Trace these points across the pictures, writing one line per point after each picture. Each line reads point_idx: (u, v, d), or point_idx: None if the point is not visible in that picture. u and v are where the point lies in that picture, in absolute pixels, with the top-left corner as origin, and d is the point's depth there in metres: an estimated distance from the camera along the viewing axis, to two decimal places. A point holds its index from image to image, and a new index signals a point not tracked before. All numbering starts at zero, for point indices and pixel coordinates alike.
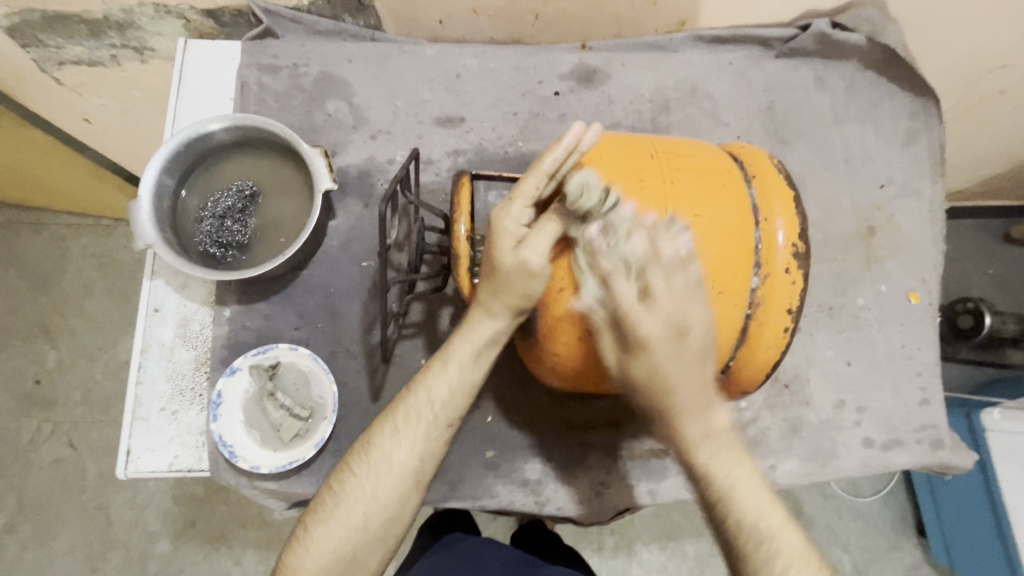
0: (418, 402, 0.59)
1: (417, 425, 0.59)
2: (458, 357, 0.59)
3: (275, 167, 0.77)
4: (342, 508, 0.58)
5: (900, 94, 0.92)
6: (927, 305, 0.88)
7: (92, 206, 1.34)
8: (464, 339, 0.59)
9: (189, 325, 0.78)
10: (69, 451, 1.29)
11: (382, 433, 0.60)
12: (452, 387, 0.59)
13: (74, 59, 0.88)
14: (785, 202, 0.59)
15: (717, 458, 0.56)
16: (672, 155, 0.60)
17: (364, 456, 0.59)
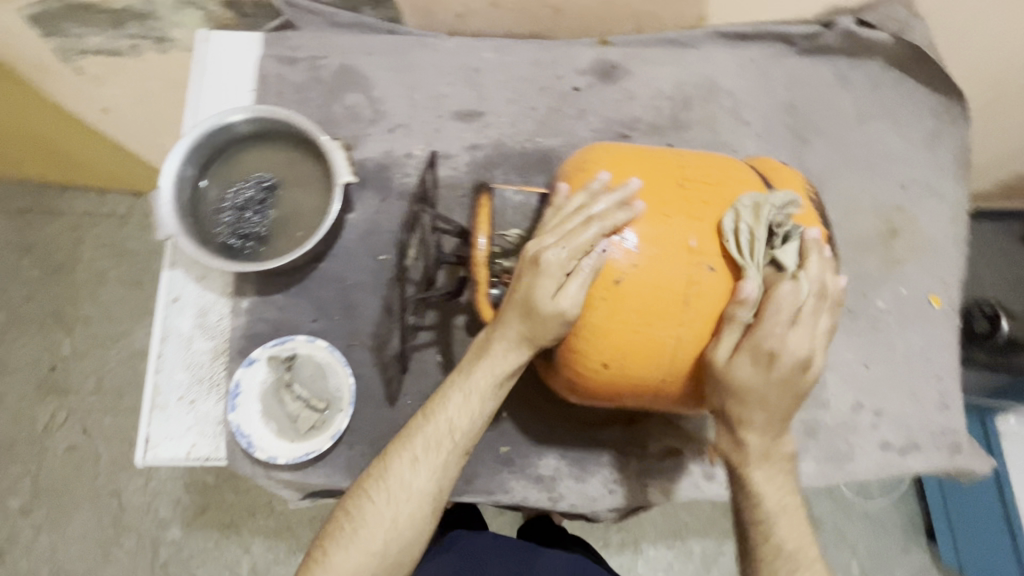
0: (437, 430, 0.59)
1: (436, 453, 0.59)
2: (475, 383, 0.59)
3: (293, 159, 0.77)
4: (360, 535, 0.57)
5: (925, 93, 0.91)
6: (948, 308, 0.87)
7: (110, 181, 1.37)
8: (482, 367, 0.59)
9: (207, 316, 0.78)
10: (83, 437, 1.30)
11: (400, 460, 0.59)
12: (472, 416, 0.59)
13: (95, 49, 0.89)
14: (816, 231, 0.59)
15: (771, 478, 0.57)
16: (702, 175, 0.60)
17: (381, 482, 0.59)
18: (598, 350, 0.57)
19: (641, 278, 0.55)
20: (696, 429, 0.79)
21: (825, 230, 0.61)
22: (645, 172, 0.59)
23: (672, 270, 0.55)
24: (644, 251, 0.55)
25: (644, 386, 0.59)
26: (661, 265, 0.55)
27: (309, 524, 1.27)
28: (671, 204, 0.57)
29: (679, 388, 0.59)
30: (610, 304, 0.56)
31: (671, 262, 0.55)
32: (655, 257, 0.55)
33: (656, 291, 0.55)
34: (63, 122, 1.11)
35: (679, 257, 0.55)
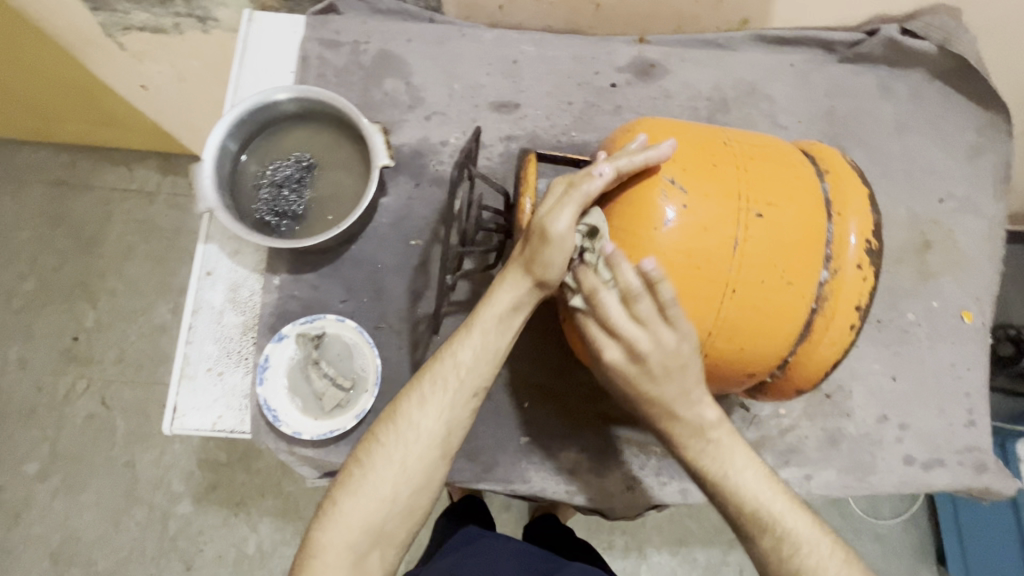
0: (443, 368, 0.59)
1: (443, 391, 0.59)
2: (485, 320, 0.59)
3: (332, 142, 0.78)
4: (371, 481, 0.58)
5: (967, 106, 0.90)
6: (980, 325, 0.86)
7: (139, 143, 1.39)
8: (490, 304, 0.59)
9: (239, 290, 0.79)
10: (101, 407, 1.33)
11: (408, 401, 0.59)
12: (478, 352, 0.59)
13: (139, 26, 0.91)
14: (860, 198, 0.58)
15: (707, 452, 0.57)
16: (741, 146, 0.59)
17: (391, 427, 0.59)
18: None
19: (677, 250, 0.54)
20: None
21: (870, 195, 0.60)
22: (680, 142, 0.58)
23: (712, 228, 0.54)
24: (684, 223, 0.54)
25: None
26: (701, 237, 0.54)
27: (316, 507, 1.28)
28: (711, 175, 0.56)
29: (722, 353, 0.58)
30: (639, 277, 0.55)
31: (711, 220, 0.54)
32: (691, 232, 0.54)
33: (698, 250, 0.54)
34: (114, 97, 1.14)
35: (720, 229, 0.54)
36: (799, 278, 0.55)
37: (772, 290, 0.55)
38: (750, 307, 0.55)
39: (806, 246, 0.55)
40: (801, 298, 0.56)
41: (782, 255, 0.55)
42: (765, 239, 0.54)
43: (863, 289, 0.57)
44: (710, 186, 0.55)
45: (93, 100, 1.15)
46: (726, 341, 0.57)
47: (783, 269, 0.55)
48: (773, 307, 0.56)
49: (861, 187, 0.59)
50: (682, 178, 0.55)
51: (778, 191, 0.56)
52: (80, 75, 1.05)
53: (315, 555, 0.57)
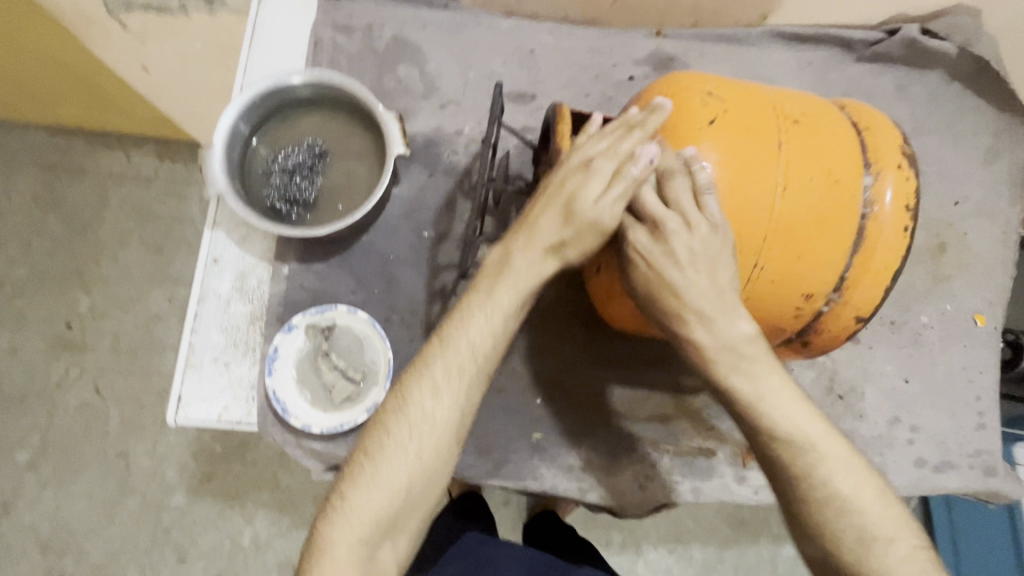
0: (459, 354, 0.55)
1: (459, 379, 0.55)
2: (498, 300, 0.55)
3: (345, 128, 0.76)
4: (383, 474, 0.55)
5: (984, 108, 0.89)
6: (992, 329, 0.86)
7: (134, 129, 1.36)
8: (505, 285, 0.55)
9: (246, 279, 0.77)
10: (94, 396, 1.30)
11: (420, 390, 0.56)
12: (496, 336, 0.56)
13: (143, 5, 0.88)
14: (883, 129, 0.60)
15: (740, 368, 0.53)
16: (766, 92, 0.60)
17: (401, 417, 0.56)
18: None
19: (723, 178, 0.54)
20: (730, 429, 0.78)
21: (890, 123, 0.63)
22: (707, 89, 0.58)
23: (750, 169, 0.54)
24: (723, 166, 0.54)
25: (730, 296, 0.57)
26: (745, 163, 0.54)
27: (314, 500, 1.26)
28: (744, 104, 0.57)
29: (769, 293, 0.57)
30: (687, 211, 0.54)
31: (749, 161, 0.54)
32: (730, 174, 0.54)
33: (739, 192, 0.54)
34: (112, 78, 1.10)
35: (762, 153, 0.55)
36: (844, 191, 0.56)
37: (821, 205, 0.55)
38: (792, 243, 0.55)
39: (845, 161, 0.56)
40: (850, 209, 0.56)
41: (822, 183, 0.55)
42: (807, 157, 0.55)
43: (908, 190, 0.58)
44: (743, 127, 0.55)
45: (91, 81, 1.12)
46: (778, 262, 0.56)
47: (828, 184, 0.55)
48: (823, 223, 0.55)
49: (882, 121, 0.61)
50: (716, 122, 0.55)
51: (808, 116, 0.58)
52: (78, 54, 1.02)
53: (326, 552, 0.54)
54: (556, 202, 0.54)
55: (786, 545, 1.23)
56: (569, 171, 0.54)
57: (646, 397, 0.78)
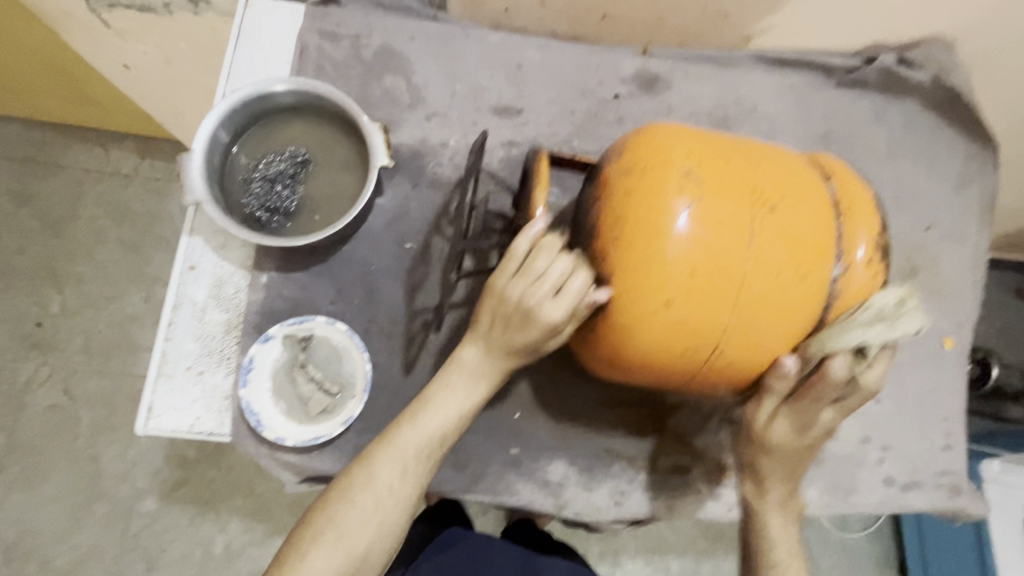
0: (425, 436, 0.60)
1: (424, 459, 0.60)
2: (472, 397, 0.63)
3: (330, 137, 0.76)
4: (344, 538, 0.57)
5: (957, 137, 0.92)
6: (959, 351, 0.88)
7: (112, 125, 1.33)
8: (481, 385, 0.63)
9: (224, 287, 0.76)
10: (64, 397, 1.26)
11: (387, 463, 0.59)
12: (455, 427, 0.62)
13: (126, 3, 0.86)
14: (863, 198, 0.60)
15: (780, 504, 0.66)
16: (750, 148, 0.60)
17: (365, 486, 0.58)
18: (636, 319, 0.56)
19: (692, 251, 0.54)
20: (706, 447, 0.79)
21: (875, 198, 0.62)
22: (691, 144, 0.58)
23: (723, 230, 0.55)
24: (696, 227, 0.54)
25: (689, 361, 0.58)
26: (718, 237, 0.55)
27: (290, 508, 1.24)
28: (725, 174, 0.57)
29: (733, 353, 0.58)
30: (654, 276, 0.55)
31: (722, 223, 0.55)
32: (704, 234, 0.54)
33: (710, 253, 0.54)
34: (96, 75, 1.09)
35: (735, 227, 0.55)
36: (813, 276, 0.56)
37: (788, 286, 0.55)
38: (761, 306, 0.56)
39: (819, 243, 0.56)
40: (816, 294, 0.57)
41: (795, 249, 0.56)
42: (780, 237, 0.55)
43: (874, 280, 0.58)
44: (720, 189, 0.56)
45: (72, 77, 1.10)
46: (746, 325, 0.56)
47: (798, 267, 0.55)
48: (788, 305, 0.56)
49: (865, 190, 0.61)
50: (695, 182, 0.55)
51: (789, 180, 0.58)
52: (61, 50, 1.01)
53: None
54: (520, 345, 0.60)
55: None
56: (530, 317, 0.58)
57: (624, 413, 0.79)
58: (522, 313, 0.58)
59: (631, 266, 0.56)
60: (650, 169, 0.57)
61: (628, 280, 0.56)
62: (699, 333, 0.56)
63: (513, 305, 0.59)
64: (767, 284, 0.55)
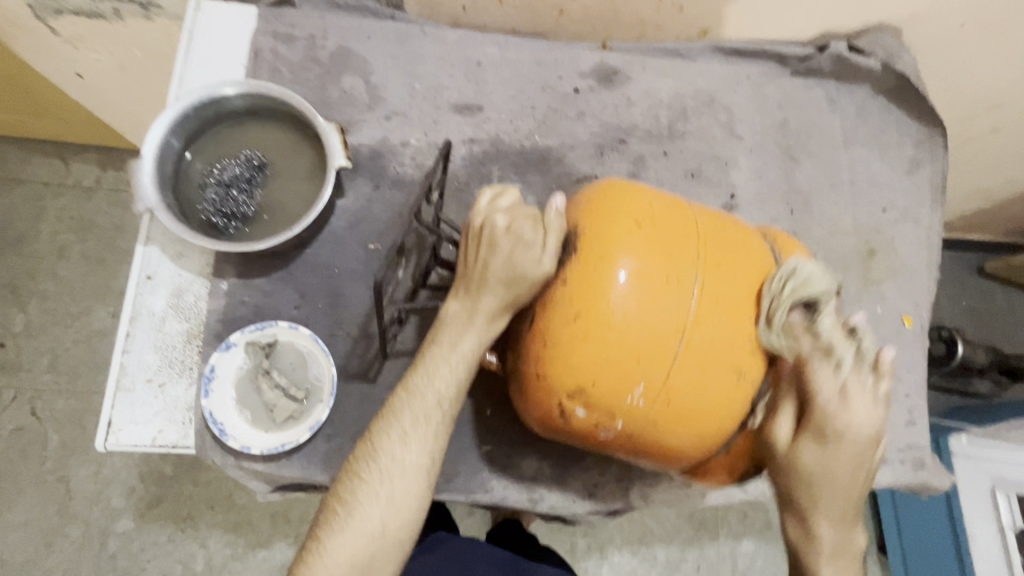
0: (424, 403, 0.59)
1: (425, 424, 0.59)
2: (461, 350, 0.60)
3: (286, 139, 0.75)
4: (357, 517, 0.56)
5: (908, 121, 0.95)
6: (919, 329, 0.90)
7: (66, 135, 1.29)
8: (468, 334, 0.60)
9: (183, 296, 0.75)
10: (30, 419, 1.23)
11: (389, 436, 0.58)
12: (459, 384, 0.60)
13: (73, 10, 0.84)
14: None
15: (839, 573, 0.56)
16: (704, 216, 0.61)
17: (372, 461, 0.58)
18: (577, 380, 0.55)
19: (634, 306, 0.54)
20: None
21: None
22: (644, 205, 0.58)
23: (663, 297, 0.55)
24: (637, 289, 0.54)
25: (622, 418, 0.57)
26: (659, 298, 0.54)
27: (271, 519, 1.22)
28: (671, 236, 0.57)
29: (667, 417, 0.57)
30: (595, 337, 0.54)
31: (662, 289, 0.55)
32: (643, 295, 0.54)
33: (650, 317, 0.54)
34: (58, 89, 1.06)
35: (679, 285, 0.55)
36: (747, 345, 0.57)
37: (729, 349, 0.56)
38: (697, 372, 0.56)
39: (755, 312, 0.58)
40: (753, 363, 0.58)
41: (732, 322, 0.56)
42: (721, 301, 0.56)
43: None
44: (663, 255, 0.56)
45: (30, 91, 1.07)
46: (682, 390, 0.56)
47: (737, 333, 0.57)
48: (722, 373, 0.56)
49: None
50: (639, 247, 0.55)
51: (731, 250, 0.59)
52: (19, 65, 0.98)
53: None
54: (494, 269, 0.58)
55: (744, 543, 1.26)
56: (494, 240, 0.59)
57: None
58: (486, 238, 0.59)
59: (572, 326, 0.55)
60: (598, 229, 0.56)
61: (568, 339, 0.55)
62: (637, 396, 0.55)
63: (479, 249, 0.60)
64: (704, 353, 0.56)
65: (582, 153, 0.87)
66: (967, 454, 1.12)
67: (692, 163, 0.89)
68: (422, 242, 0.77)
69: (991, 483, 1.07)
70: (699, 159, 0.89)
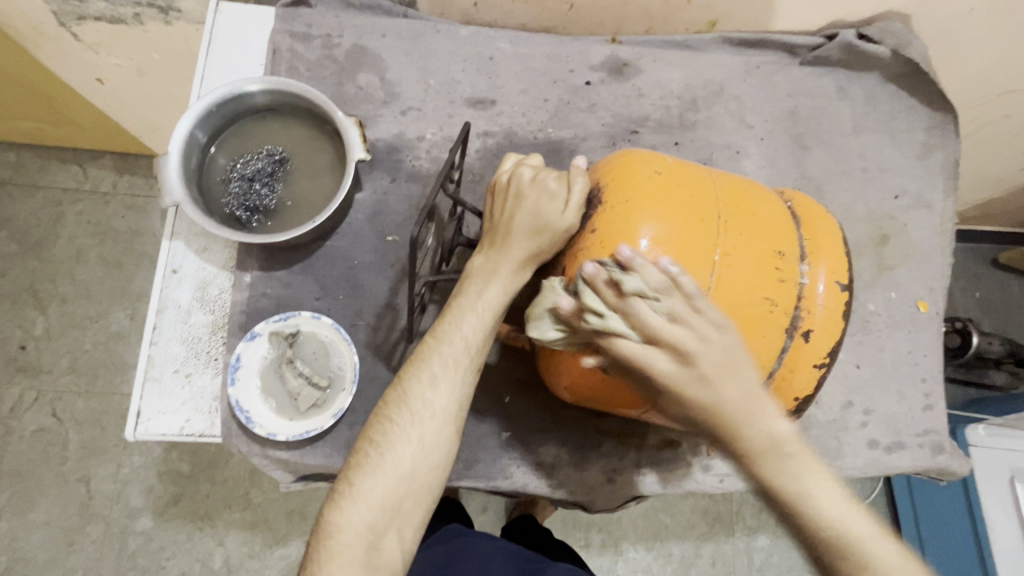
0: (453, 349, 0.60)
1: (454, 370, 0.60)
2: (487, 300, 0.61)
3: (307, 136, 0.77)
4: (388, 459, 0.57)
5: (919, 107, 0.95)
6: (933, 314, 0.90)
7: (85, 141, 1.32)
8: (493, 284, 0.62)
9: (207, 289, 0.77)
10: (52, 420, 1.25)
11: (419, 380, 0.60)
12: (485, 331, 0.61)
13: (96, 15, 0.86)
14: (832, 240, 0.63)
15: (787, 464, 0.49)
16: (724, 180, 0.62)
17: (402, 405, 0.59)
18: None
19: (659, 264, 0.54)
20: None
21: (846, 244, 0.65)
22: (662, 168, 0.59)
23: (686, 251, 0.55)
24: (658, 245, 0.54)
25: None
26: (682, 252, 0.55)
27: (288, 516, 1.23)
28: (691, 183, 0.59)
29: None
30: None
31: (685, 243, 0.55)
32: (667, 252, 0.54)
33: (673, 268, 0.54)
34: (83, 96, 1.09)
35: (702, 240, 0.56)
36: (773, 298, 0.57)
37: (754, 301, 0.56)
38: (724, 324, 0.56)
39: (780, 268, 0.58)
40: (785, 298, 0.58)
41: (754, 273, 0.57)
42: (746, 240, 0.57)
43: (841, 266, 0.62)
44: (683, 214, 0.56)
45: (57, 99, 1.10)
46: None
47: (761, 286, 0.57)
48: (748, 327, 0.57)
49: (832, 229, 0.64)
50: (662, 206, 0.56)
51: (751, 207, 0.60)
52: (46, 74, 1.01)
53: (332, 537, 0.55)
54: (519, 222, 0.61)
55: (760, 538, 1.26)
56: (521, 193, 0.62)
57: None
58: (513, 192, 0.62)
59: None
60: (616, 190, 0.58)
61: None
62: None
63: (507, 206, 0.63)
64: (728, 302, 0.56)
65: (594, 145, 0.88)
66: (986, 445, 1.11)
67: (703, 153, 0.90)
68: (441, 232, 0.79)
69: (1011, 474, 1.06)
70: (710, 150, 0.90)
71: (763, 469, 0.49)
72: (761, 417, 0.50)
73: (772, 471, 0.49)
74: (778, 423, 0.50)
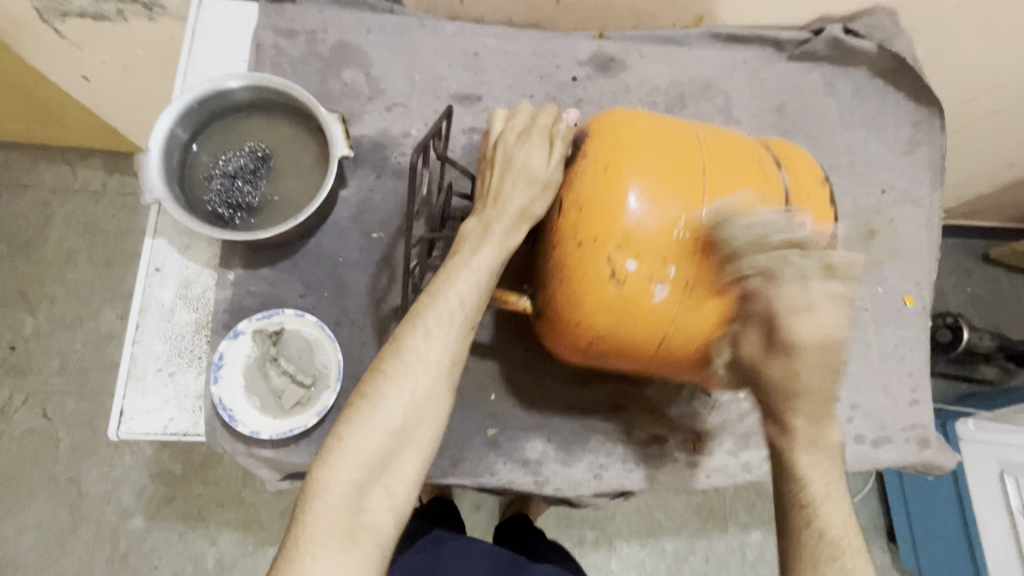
0: (449, 303, 0.57)
1: (450, 326, 0.57)
2: (484, 253, 0.59)
3: (289, 132, 0.76)
4: (379, 417, 0.54)
5: (905, 103, 0.95)
6: (921, 309, 0.91)
7: (72, 140, 1.31)
8: (487, 240, 0.60)
9: (191, 287, 0.76)
10: (42, 420, 1.24)
11: (413, 335, 0.56)
12: (482, 285, 0.59)
13: (78, 12, 0.85)
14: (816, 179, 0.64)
15: (812, 469, 0.53)
16: (705, 132, 0.63)
17: (396, 359, 0.56)
18: (599, 290, 0.58)
19: (645, 217, 0.56)
20: (681, 416, 0.81)
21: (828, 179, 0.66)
22: (642, 126, 0.61)
23: (671, 204, 0.57)
24: (644, 200, 0.56)
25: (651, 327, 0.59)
26: (667, 204, 0.56)
27: (280, 516, 1.23)
28: (672, 138, 0.60)
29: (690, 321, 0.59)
30: (606, 247, 0.57)
31: (670, 196, 0.57)
32: (654, 207, 0.56)
33: (661, 222, 0.56)
34: (69, 94, 1.08)
35: (687, 191, 0.57)
36: None
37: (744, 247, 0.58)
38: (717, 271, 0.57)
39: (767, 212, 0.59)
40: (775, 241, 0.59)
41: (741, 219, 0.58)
42: (731, 186, 0.58)
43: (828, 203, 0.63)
44: (665, 168, 0.58)
45: (43, 98, 1.09)
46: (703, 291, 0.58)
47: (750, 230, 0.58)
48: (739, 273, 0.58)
49: (813, 166, 0.65)
50: (644, 161, 0.58)
51: (734, 155, 0.61)
52: (31, 72, 1.00)
53: (318, 498, 0.52)
54: (511, 176, 0.61)
55: (753, 533, 1.26)
56: (510, 147, 0.62)
57: (598, 388, 0.81)
58: (503, 148, 0.63)
59: (585, 242, 0.58)
60: (600, 149, 0.60)
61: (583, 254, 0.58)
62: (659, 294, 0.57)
63: (498, 164, 0.63)
64: (719, 250, 0.57)
65: None
66: (976, 439, 1.11)
67: None
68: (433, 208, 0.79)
69: (1000, 469, 1.06)
70: None
71: (793, 466, 0.54)
72: (807, 420, 0.54)
73: (805, 471, 0.54)
74: (824, 430, 0.55)
